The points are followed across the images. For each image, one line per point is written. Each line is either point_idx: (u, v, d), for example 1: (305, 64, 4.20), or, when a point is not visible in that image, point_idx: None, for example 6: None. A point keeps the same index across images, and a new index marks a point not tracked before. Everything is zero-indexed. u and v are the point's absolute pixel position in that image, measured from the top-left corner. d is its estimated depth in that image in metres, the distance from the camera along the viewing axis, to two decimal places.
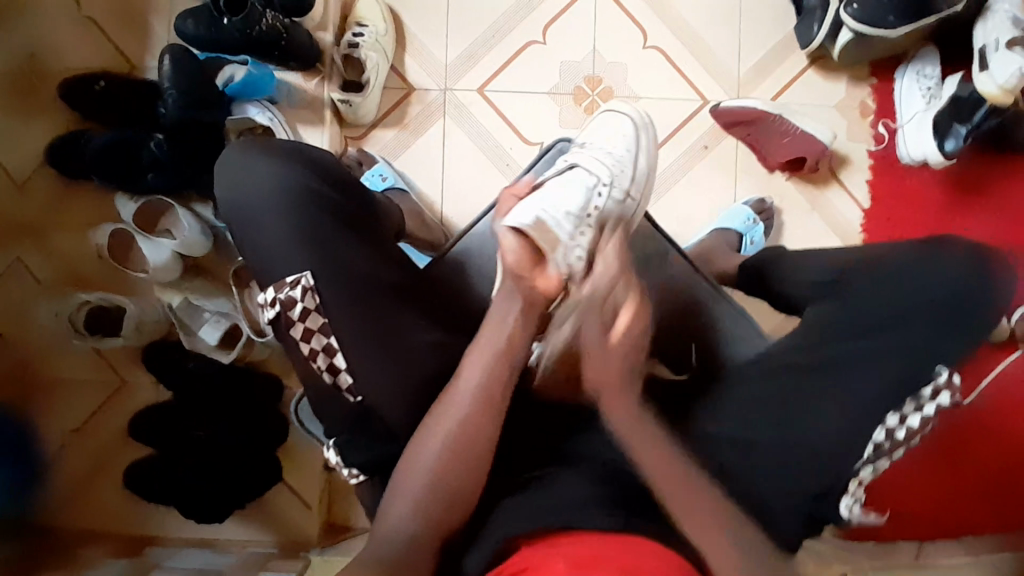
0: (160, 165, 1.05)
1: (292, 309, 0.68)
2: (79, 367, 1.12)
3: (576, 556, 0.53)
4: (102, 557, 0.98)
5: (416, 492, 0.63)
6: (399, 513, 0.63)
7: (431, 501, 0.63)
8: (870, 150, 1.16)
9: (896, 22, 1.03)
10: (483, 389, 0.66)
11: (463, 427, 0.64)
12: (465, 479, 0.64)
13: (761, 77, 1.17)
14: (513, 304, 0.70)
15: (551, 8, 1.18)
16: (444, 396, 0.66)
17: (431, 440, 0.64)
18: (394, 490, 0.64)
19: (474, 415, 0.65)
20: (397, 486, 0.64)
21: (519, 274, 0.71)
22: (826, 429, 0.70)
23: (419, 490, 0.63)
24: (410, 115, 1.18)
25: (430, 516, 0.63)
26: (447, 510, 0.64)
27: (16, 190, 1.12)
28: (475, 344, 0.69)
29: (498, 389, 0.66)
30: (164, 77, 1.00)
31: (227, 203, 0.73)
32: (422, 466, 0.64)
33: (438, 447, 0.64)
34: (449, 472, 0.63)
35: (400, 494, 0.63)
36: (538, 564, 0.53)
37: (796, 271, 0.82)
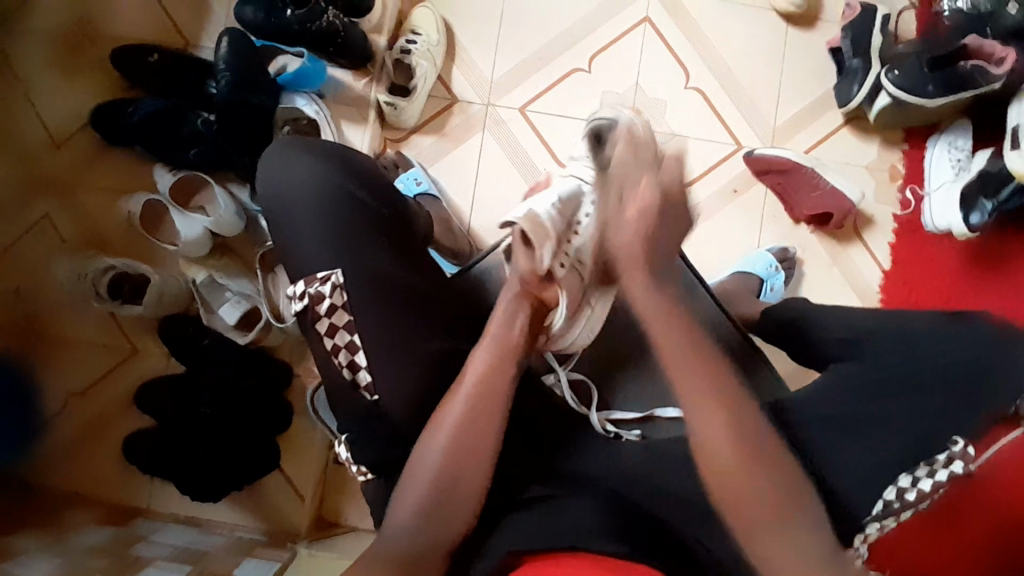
0: (205, 140, 1.08)
1: (320, 304, 0.70)
2: (93, 331, 1.13)
3: None
4: (89, 523, 0.98)
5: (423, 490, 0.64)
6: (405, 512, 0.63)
7: (440, 498, 0.64)
8: (895, 214, 1.18)
9: (933, 91, 1.06)
10: (482, 374, 0.68)
11: (472, 424, 0.66)
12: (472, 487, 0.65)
13: (797, 130, 1.20)
14: (520, 310, 0.72)
15: (600, 39, 1.21)
16: (454, 386, 0.68)
17: (440, 430, 0.66)
18: (405, 484, 0.66)
19: (479, 403, 0.67)
20: (405, 483, 0.66)
21: (524, 281, 0.72)
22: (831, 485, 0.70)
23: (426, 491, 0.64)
24: (451, 124, 1.20)
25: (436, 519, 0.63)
26: (452, 516, 0.64)
27: (56, 150, 1.14)
28: (484, 336, 0.72)
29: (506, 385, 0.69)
30: (221, 60, 1.04)
31: (265, 195, 0.75)
32: (430, 461, 0.65)
33: (446, 445, 0.65)
34: (459, 468, 0.65)
35: (410, 493, 0.64)
36: None
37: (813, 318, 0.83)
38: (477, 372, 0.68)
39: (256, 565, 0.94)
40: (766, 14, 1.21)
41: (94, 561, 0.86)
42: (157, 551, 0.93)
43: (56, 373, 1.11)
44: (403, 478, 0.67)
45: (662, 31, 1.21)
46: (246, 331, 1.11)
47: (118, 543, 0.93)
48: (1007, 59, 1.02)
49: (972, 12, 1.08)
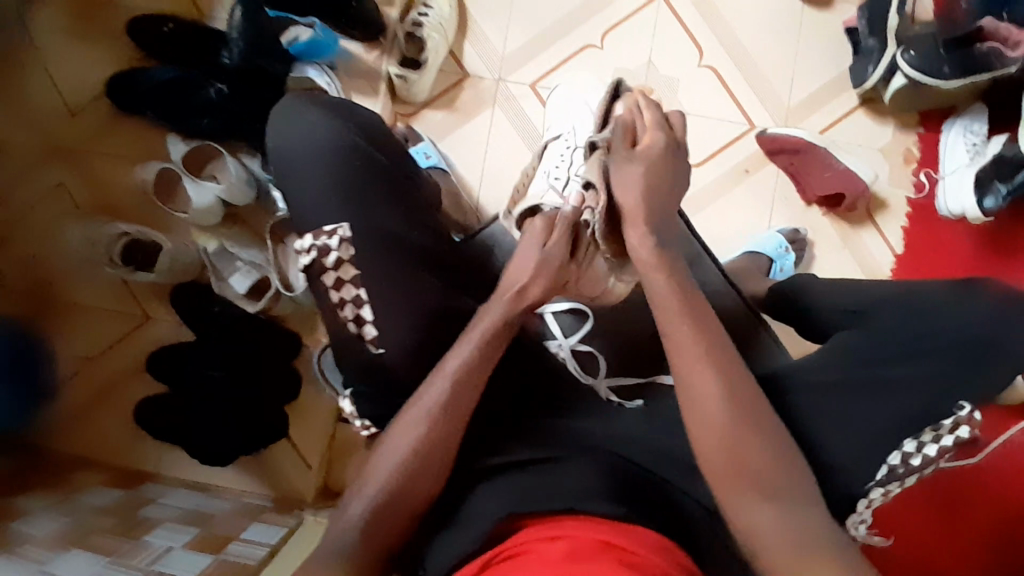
0: (220, 109, 1.08)
1: (327, 257, 0.72)
2: (103, 297, 1.14)
3: (585, 541, 0.55)
4: (99, 486, 1.00)
5: (414, 441, 0.66)
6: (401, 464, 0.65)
7: (437, 430, 0.66)
8: (908, 197, 1.17)
9: (950, 73, 1.04)
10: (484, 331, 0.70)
11: (471, 375, 0.69)
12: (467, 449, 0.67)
13: (811, 111, 1.19)
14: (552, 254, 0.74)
15: (614, 16, 1.20)
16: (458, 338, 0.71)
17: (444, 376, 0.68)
18: (400, 423, 0.67)
19: (479, 356, 0.69)
20: (400, 422, 0.67)
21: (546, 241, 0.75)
22: (825, 457, 0.71)
23: (418, 441, 0.66)
24: (461, 99, 1.20)
25: (431, 474, 0.66)
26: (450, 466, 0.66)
27: (71, 118, 1.16)
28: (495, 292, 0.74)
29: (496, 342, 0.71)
30: (235, 28, 1.06)
31: (276, 152, 0.76)
32: (426, 409, 0.67)
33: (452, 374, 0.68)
34: (450, 422, 0.67)
35: (401, 443, 0.66)
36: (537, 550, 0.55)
37: (807, 291, 0.86)
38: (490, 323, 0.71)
39: (263, 529, 0.96)
40: None
41: (102, 522, 0.89)
42: (165, 513, 0.95)
43: (69, 340, 1.13)
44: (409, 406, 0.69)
45: (675, 7, 1.20)
46: (256, 299, 1.12)
47: (127, 505, 0.96)
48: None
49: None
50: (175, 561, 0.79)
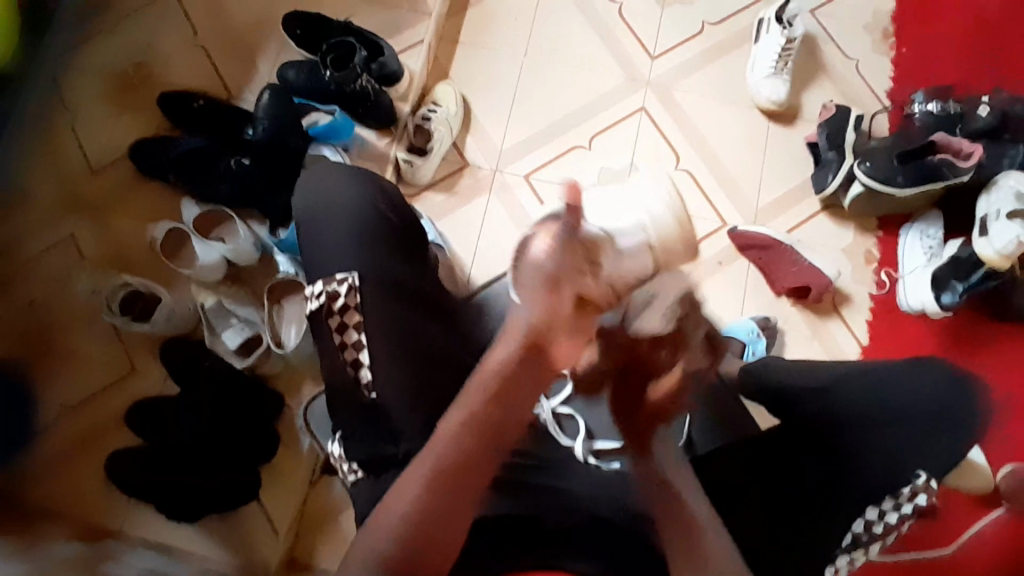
0: (237, 177, 1.17)
1: (334, 301, 0.77)
2: (93, 346, 1.16)
3: None
4: (60, 538, 0.96)
5: (403, 514, 0.61)
6: (388, 536, 0.61)
7: (440, 491, 0.61)
8: (871, 293, 1.25)
9: (904, 182, 1.18)
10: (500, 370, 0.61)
11: (473, 427, 0.62)
12: (451, 524, 0.62)
13: (777, 213, 1.30)
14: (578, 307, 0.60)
15: (602, 122, 1.35)
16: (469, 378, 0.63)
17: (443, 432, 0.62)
18: (397, 490, 0.63)
19: (484, 408, 0.62)
20: (397, 489, 0.63)
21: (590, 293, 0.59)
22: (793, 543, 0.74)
23: (406, 514, 0.61)
24: (461, 184, 1.31)
25: (409, 546, 0.61)
26: (433, 540, 0.62)
27: (92, 176, 1.24)
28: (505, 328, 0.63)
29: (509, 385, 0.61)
30: (261, 109, 1.16)
31: (301, 208, 0.84)
32: (418, 476, 0.62)
33: (454, 427, 0.62)
34: (441, 489, 0.61)
35: (393, 514, 0.61)
36: None
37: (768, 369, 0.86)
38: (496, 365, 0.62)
39: None
40: (750, 111, 1.35)
41: (62, 572, 0.84)
42: (124, 570, 0.91)
43: (52, 387, 1.13)
44: (414, 461, 0.64)
45: (655, 118, 1.35)
46: (245, 356, 1.14)
47: (88, 560, 0.91)
48: (973, 154, 1.14)
49: (942, 114, 1.25)
50: None
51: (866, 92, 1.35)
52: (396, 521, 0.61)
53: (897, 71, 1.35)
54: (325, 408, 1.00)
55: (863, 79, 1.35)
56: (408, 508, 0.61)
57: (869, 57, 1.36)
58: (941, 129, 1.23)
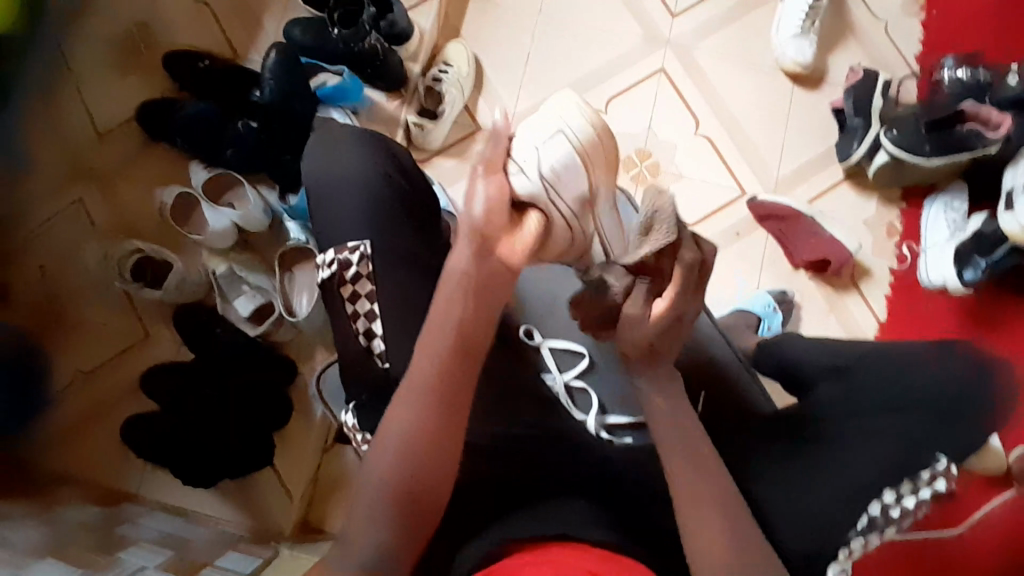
0: (245, 141, 1.15)
1: (346, 271, 0.76)
2: (106, 312, 1.16)
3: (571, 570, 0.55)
4: (80, 502, 0.98)
5: (386, 468, 0.60)
6: (377, 497, 0.60)
7: (430, 408, 0.61)
8: (892, 268, 1.23)
9: (931, 151, 1.14)
10: (462, 306, 0.64)
11: (444, 365, 0.62)
12: (436, 471, 0.61)
13: (798, 182, 1.27)
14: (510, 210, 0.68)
15: (618, 85, 1.30)
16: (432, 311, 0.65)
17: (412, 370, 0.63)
18: (380, 441, 0.62)
19: (449, 343, 0.63)
20: (379, 440, 0.62)
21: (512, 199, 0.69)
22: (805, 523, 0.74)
23: (389, 468, 0.60)
24: (473, 150, 1.27)
25: (399, 505, 0.59)
26: (425, 496, 0.60)
27: (98, 139, 1.22)
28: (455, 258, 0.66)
29: (473, 317, 0.64)
30: (267, 68, 1.11)
31: (309, 175, 0.82)
32: (398, 420, 0.62)
33: (430, 361, 0.63)
34: (420, 429, 0.61)
35: (378, 468, 0.61)
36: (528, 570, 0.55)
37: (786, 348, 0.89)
38: (458, 301, 0.64)
39: (238, 558, 0.92)
40: (773, 74, 1.30)
41: (80, 536, 0.86)
42: (142, 534, 0.93)
43: (68, 353, 1.14)
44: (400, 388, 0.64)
45: (674, 80, 1.30)
46: (258, 323, 1.13)
47: (106, 523, 0.93)
48: (1003, 124, 1.10)
49: (971, 81, 1.19)
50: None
51: (896, 55, 1.29)
52: (383, 473, 0.60)
53: (928, 34, 1.29)
54: (338, 379, 1.00)
55: (893, 42, 1.29)
56: (401, 428, 0.61)
57: (899, 18, 1.30)
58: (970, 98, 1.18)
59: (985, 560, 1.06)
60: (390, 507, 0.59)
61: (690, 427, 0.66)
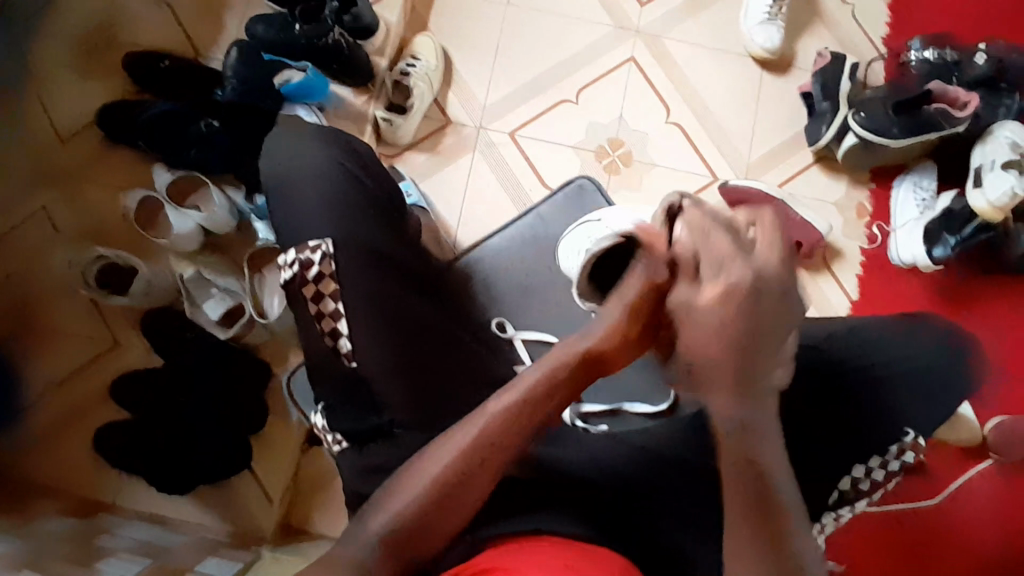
0: (209, 141, 1.12)
1: (309, 269, 0.74)
2: (72, 321, 1.13)
3: (547, 561, 0.54)
4: (54, 513, 0.96)
5: (397, 514, 0.59)
6: (376, 536, 0.58)
7: (473, 461, 0.61)
8: (862, 248, 1.23)
9: (899, 133, 1.14)
10: (527, 389, 0.64)
11: (499, 430, 0.62)
12: (442, 523, 0.60)
13: (770, 165, 1.27)
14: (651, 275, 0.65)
15: (589, 74, 1.29)
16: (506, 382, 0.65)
17: (458, 433, 0.62)
18: (399, 483, 0.61)
19: (512, 411, 0.63)
20: (398, 483, 0.61)
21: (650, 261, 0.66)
22: None
23: (400, 514, 0.59)
24: (444, 143, 1.26)
25: (395, 547, 0.58)
26: (418, 544, 0.59)
27: (60, 144, 1.18)
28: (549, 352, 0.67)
29: (534, 399, 0.63)
30: (230, 66, 1.11)
31: (270, 173, 0.80)
32: (427, 470, 0.61)
33: (490, 418, 0.62)
34: (452, 484, 0.60)
35: (387, 511, 0.59)
36: (509, 564, 0.54)
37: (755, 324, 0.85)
38: (530, 381, 0.64)
39: (219, 563, 0.91)
40: (742, 59, 1.30)
41: (59, 547, 0.85)
42: (122, 543, 0.91)
43: (31, 366, 1.10)
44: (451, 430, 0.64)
45: (644, 68, 1.30)
46: (228, 326, 1.11)
47: (82, 534, 0.91)
48: (970, 103, 1.11)
49: (938, 61, 1.21)
50: None
51: (862, 38, 1.30)
52: (393, 515, 0.59)
53: (894, 16, 1.30)
54: None
55: (859, 25, 1.30)
56: (428, 476, 0.60)
57: (865, 1, 1.31)
58: (938, 78, 1.21)
59: (960, 529, 1.08)
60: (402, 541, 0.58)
61: (765, 456, 0.57)
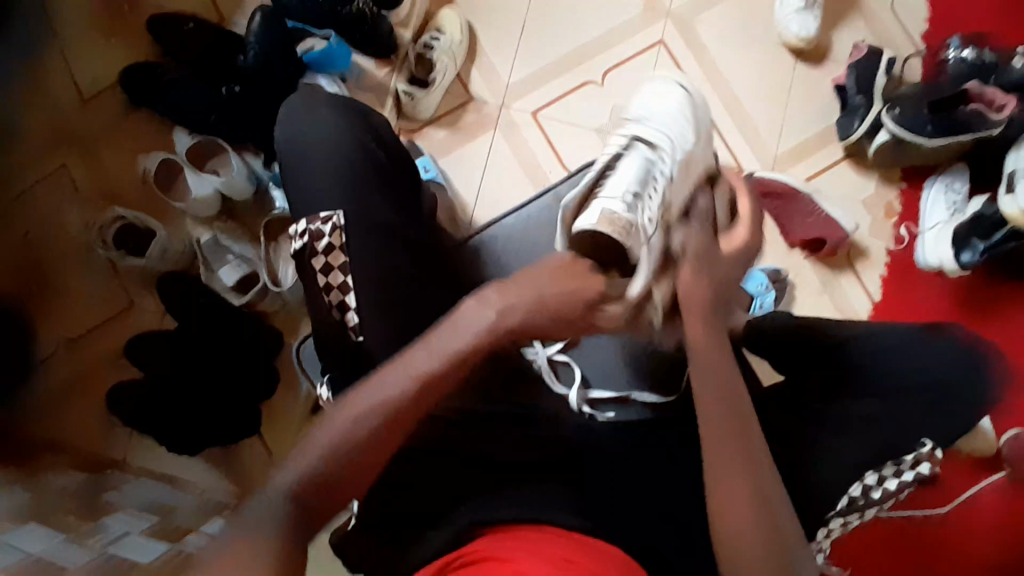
0: (228, 106, 1.12)
1: (318, 241, 0.74)
2: (89, 281, 1.15)
3: (547, 558, 0.54)
4: (63, 468, 0.98)
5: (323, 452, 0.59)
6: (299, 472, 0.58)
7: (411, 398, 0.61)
8: (888, 248, 1.21)
9: (933, 131, 1.11)
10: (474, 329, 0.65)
11: (441, 372, 0.63)
12: (364, 460, 0.59)
13: (798, 159, 1.24)
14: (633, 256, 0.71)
15: (615, 56, 1.26)
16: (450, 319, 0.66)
17: (396, 371, 0.62)
18: (329, 419, 0.61)
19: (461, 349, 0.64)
20: (327, 419, 0.61)
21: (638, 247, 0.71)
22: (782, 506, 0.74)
23: (325, 451, 0.59)
24: (465, 120, 1.24)
25: (316, 485, 0.58)
26: (341, 482, 0.59)
27: (82, 105, 1.19)
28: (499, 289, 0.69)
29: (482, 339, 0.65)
30: (252, 33, 1.09)
31: (282, 141, 0.80)
32: (362, 408, 0.60)
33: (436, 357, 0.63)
34: (383, 420, 0.60)
35: (313, 449, 0.59)
36: (506, 556, 0.55)
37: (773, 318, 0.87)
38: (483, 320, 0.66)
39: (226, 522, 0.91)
40: (775, 48, 1.26)
41: (63, 503, 0.86)
42: (128, 500, 0.93)
43: (48, 324, 1.13)
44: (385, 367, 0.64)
45: (674, 52, 1.27)
46: (243, 293, 1.12)
47: (90, 489, 0.93)
48: (1007, 106, 1.08)
49: (976, 62, 1.16)
50: (131, 548, 0.79)
51: (901, 32, 1.25)
52: (319, 452, 0.59)
53: (936, 10, 1.25)
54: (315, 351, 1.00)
55: (899, 18, 1.25)
56: (362, 412, 0.60)
57: None
58: (974, 79, 1.15)
59: (969, 539, 1.07)
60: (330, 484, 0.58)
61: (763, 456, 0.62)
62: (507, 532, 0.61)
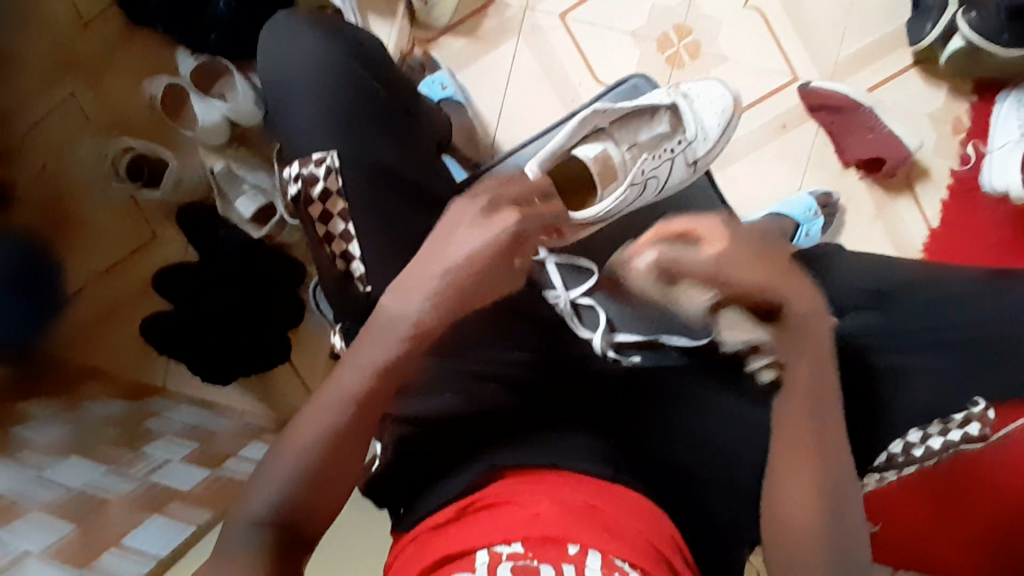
0: (223, 21, 1.05)
1: (313, 186, 0.70)
2: (111, 212, 1.14)
3: (566, 502, 0.53)
4: (105, 396, 1.02)
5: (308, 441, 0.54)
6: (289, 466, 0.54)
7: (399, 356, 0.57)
8: (953, 169, 1.08)
9: (1010, 40, 0.95)
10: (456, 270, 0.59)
11: (423, 323, 0.58)
12: (358, 434, 0.55)
13: (862, 65, 1.09)
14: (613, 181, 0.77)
15: None
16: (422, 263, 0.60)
17: (382, 335, 0.57)
18: (313, 403, 0.56)
19: (443, 299, 0.58)
20: (316, 402, 0.56)
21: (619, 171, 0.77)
22: None
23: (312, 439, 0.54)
24: (485, 27, 1.13)
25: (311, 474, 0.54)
26: (339, 462, 0.55)
27: (83, 28, 1.13)
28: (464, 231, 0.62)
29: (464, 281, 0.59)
30: None
31: (266, 75, 0.75)
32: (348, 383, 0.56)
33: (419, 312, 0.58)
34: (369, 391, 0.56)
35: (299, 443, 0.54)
36: (522, 500, 0.53)
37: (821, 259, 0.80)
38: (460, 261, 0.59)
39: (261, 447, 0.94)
40: None
41: (104, 433, 0.91)
42: (169, 427, 0.97)
43: (75, 257, 1.13)
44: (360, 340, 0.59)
45: None
46: (261, 225, 1.09)
47: (131, 417, 0.98)
48: None
49: None
50: (171, 474, 0.83)
51: None
52: (307, 439, 0.54)
53: None
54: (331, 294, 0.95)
55: None
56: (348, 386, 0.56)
57: None
58: None
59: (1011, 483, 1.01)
60: (324, 448, 0.54)
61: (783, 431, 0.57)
62: (531, 477, 0.58)
